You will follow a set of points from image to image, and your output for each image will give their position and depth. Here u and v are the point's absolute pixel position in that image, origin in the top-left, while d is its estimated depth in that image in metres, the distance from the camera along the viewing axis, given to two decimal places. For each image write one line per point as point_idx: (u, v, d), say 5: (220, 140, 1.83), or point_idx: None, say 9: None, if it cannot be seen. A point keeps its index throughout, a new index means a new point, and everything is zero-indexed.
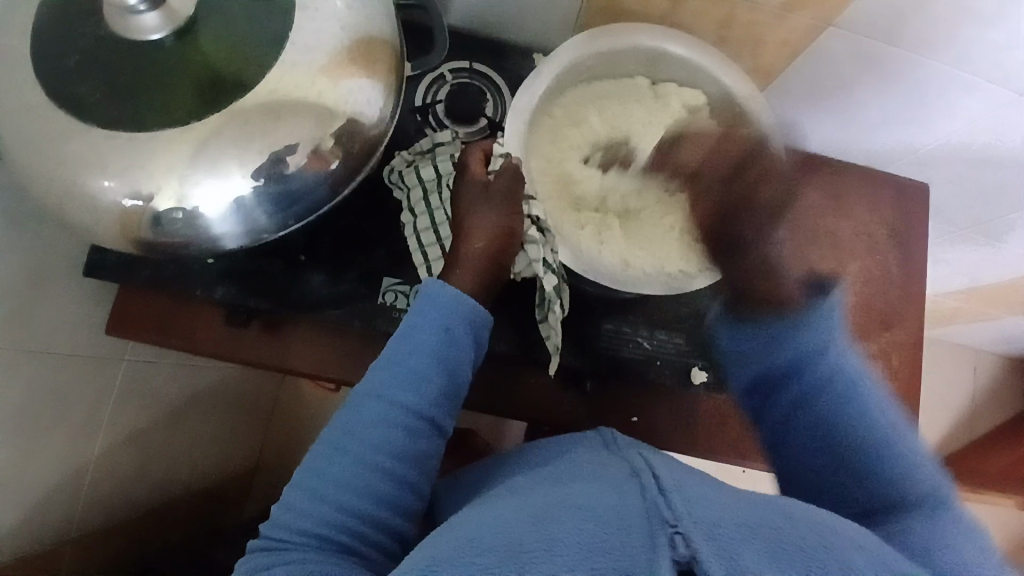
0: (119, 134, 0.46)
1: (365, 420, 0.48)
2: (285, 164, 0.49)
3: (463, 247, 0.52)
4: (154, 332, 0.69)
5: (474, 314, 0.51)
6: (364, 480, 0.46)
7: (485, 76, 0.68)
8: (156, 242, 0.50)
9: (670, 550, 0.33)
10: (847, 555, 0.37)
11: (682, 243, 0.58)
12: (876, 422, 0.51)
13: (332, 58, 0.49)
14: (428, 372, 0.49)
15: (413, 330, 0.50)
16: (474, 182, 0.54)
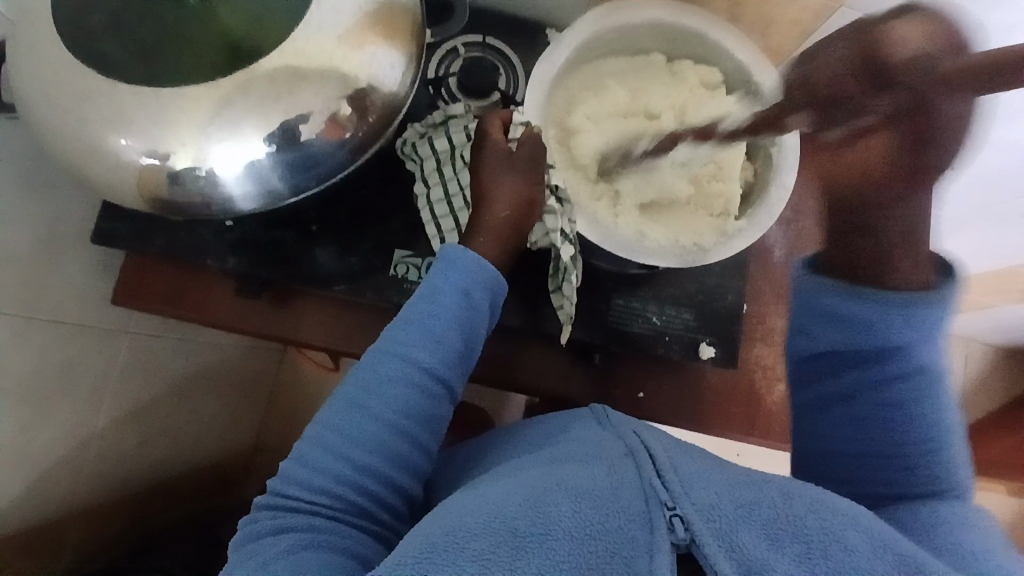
0: (141, 92, 0.45)
1: (381, 381, 0.47)
2: (300, 133, 0.49)
3: (485, 214, 0.53)
4: (161, 302, 0.69)
5: (493, 281, 0.51)
6: (379, 436, 0.46)
7: (500, 51, 0.69)
8: (170, 203, 0.50)
9: (669, 534, 0.37)
10: (848, 538, 0.38)
11: (696, 217, 0.58)
12: (922, 419, 0.52)
13: (355, 22, 0.49)
14: (448, 334, 0.49)
15: (435, 292, 0.50)
16: (497, 150, 0.53)
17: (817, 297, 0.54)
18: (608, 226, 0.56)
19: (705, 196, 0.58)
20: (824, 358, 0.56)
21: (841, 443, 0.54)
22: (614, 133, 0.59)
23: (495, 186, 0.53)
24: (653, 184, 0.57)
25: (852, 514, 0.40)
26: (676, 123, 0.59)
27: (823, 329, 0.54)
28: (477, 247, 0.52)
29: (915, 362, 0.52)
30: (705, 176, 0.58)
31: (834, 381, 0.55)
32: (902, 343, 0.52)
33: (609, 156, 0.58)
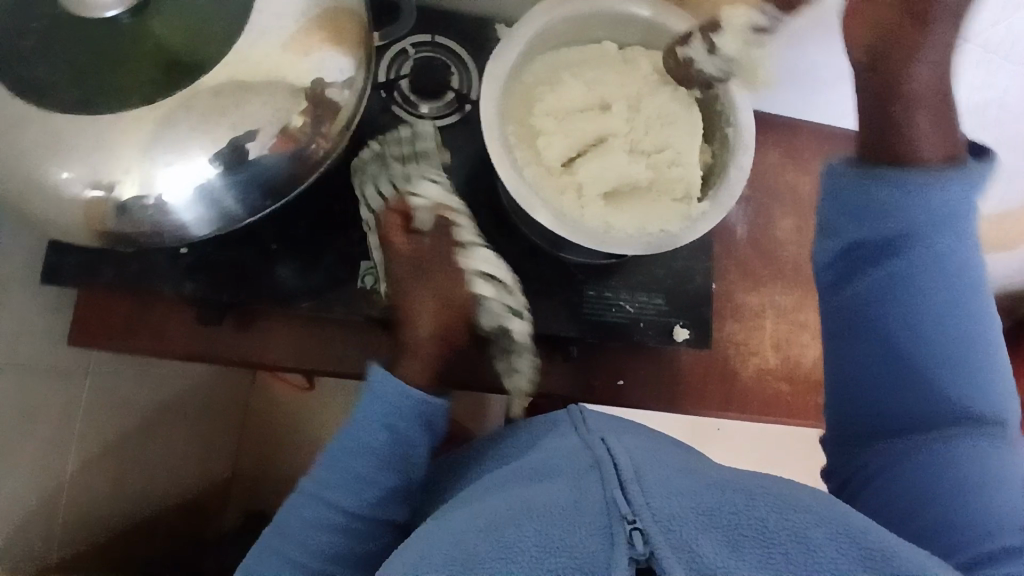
0: (78, 118, 0.43)
1: (308, 519, 0.53)
2: (247, 150, 0.47)
3: (409, 332, 0.57)
4: (121, 337, 0.66)
5: (420, 408, 0.54)
6: (307, 556, 0.53)
7: (450, 50, 0.68)
8: (120, 235, 0.48)
9: (628, 548, 0.40)
10: (808, 530, 0.41)
11: (664, 204, 0.58)
12: (950, 332, 0.50)
13: (299, 28, 0.47)
14: (369, 472, 0.53)
15: (356, 432, 0.53)
16: (400, 258, 0.57)
17: (842, 188, 0.53)
18: (575, 220, 0.56)
19: (669, 181, 0.58)
20: (853, 254, 0.54)
21: (863, 357, 0.53)
22: (574, 126, 0.58)
23: (411, 303, 0.57)
24: (615, 174, 0.57)
25: (810, 507, 0.43)
26: (633, 110, 0.59)
27: (846, 227, 0.53)
28: (405, 369, 0.56)
29: (943, 251, 0.50)
30: (665, 162, 0.58)
31: (858, 282, 0.54)
32: (926, 228, 0.50)
33: (571, 149, 0.58)
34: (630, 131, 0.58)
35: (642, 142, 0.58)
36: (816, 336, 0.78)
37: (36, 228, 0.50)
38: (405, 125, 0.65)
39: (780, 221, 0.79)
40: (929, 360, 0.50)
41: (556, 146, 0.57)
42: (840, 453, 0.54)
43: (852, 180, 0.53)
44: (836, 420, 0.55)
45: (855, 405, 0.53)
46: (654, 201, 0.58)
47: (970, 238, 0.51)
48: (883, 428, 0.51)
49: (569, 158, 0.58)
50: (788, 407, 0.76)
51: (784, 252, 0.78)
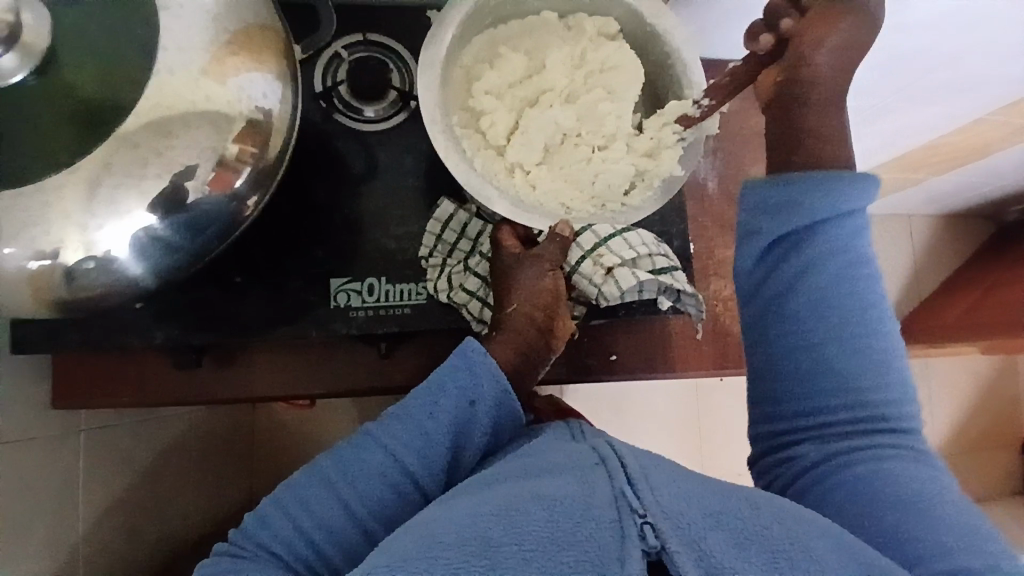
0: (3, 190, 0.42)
1: (364, 465, 0.50)
2: (187, 192, 0.45)
3: (506, 313, 0.57)
4: (105, 397, 0.65)
5: (500, 395, 0.53)
6: (348, 505, 0.50)
7: (385, 47, 0.65)
8: (73, 301, 0.46)
9: (640, 542, 0.39)
10: (816, 549, 0.41)
11: (610, 160, 0.55)
12: (857, 330, 0.52)
13: (212, 57, 0.45)
14: (440, 442, 0.51)
15: (439, 394, 0.52)
16: (511, 252, 0.58)
17: (760, 193, 0.54)
18: (533, 205, 0.54)
19: (604, 133, 0.56)
20: (774, 255, 0.54)
21: (786, 353, 0.54)
22: (514, 98, 0.56)
23: (516, 288, 0.57)
24: (548, 133, 0.55)
25: (811, 521, 0.44)
26: (575, 67, 0.57)
27: (767, 229, 0.54)
28: (495, 353, 0.56)
29: (858, 259, 0.53)
30: (596, 101, 0.56)
31: (780, 279, 0.54)
32: (828, 226, 0.53)
33: (511, 120, 0.55)
34: (568, 85, 0.56)
35: (580, 95, 0.56)
36: None
37: None
38: (431, 218, 0.64)
39: (751, 167, 0.77)
40: (843, 367, 0.52)
41: (500, 124, 0.55)
42: (769, 476, 0.56)
43: (771, 191, 0.53)
44: (759, 427, 0.57)
45: (783, 414, 0.54)
46: (585, 160, 0.55)
47: (869, 248, 0.55)
48: (809, 434, 0.53)
49: (511, 128, 0.55)
50: None
51: None
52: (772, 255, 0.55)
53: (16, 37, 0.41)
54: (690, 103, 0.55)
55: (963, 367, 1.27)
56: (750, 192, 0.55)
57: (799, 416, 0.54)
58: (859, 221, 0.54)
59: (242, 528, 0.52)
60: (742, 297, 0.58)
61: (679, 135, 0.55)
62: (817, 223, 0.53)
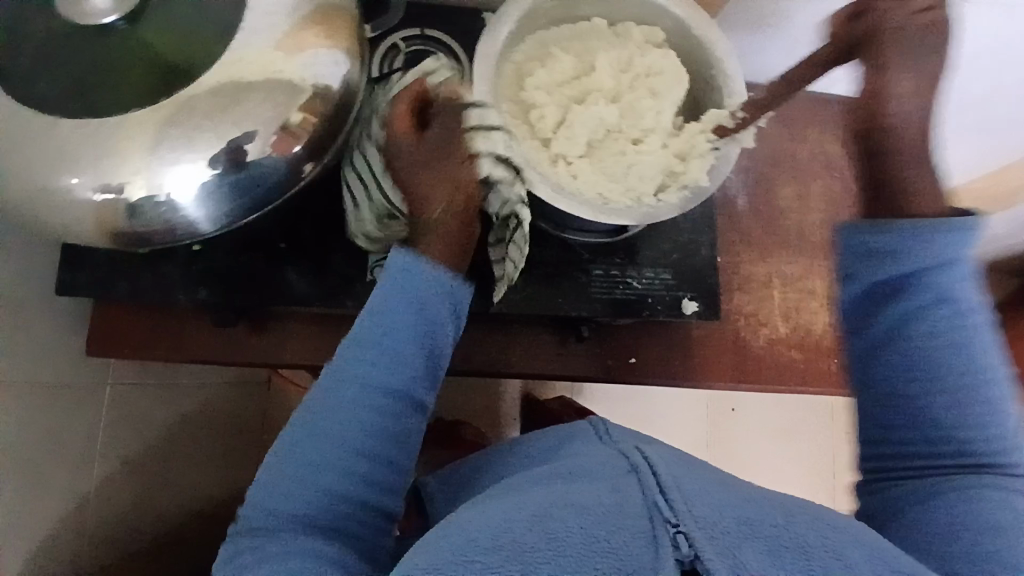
0: (88, 122, 0.44)
1: (335, 410, 0.47)
2: (246, 152, 0.47)
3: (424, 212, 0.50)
4: (138, 349, 0.67)
5: (450, 285, 0.50)
6: (337, 452, 0.46)
7: (441, 42, 0.68)
8: (131, 238, 0.49)
9: (673, 550, 0.40)
10: (853, 554, 0.41)
11: (646, 154, 0.57)
12: (969, 372, 0.45)
13: (291, 26, 0.48)
14: (406, 352, 0.48)
15: (380, 311, 0.49)
16: (406, 138, 0.49)
17: (859, 235, 0.45)
18: (573, 192, 0.56)
19: (642, 128, 0.57)
20: (877, 293, 0.46)
21: (888, 388, 0.46)
22: (562, 95, 0.59)
23: (422, 181, 0.50)
24: (592, 129, 0.57)
25: (850, 528, 0.43)
26: (621, 70, 0.59)
27: (866, 273, 0.46)
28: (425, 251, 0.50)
29: (962, 305, 0.45)
30: (639, 101, 0.58)
31: (881, 322, 0.46)
32: (932, 267, 0.44)
33: (558, 113, 0.58)
34: (615, 86, 0.58)
35: (626, 97, 0.58)
36: (824, 303, 0.78)
37: (48, 238, 0.51)
38: None
39: (781, 189, 0.79)
40: (952, 415, 0.44)
41: (548, 117, 0.58)
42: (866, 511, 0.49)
43: (864, 236, 0.45)
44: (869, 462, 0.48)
45: (883, 455, 0.47)
46: (621, 153, 0.57)
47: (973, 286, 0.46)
48: (913, 473, 0.46)
49: (557, 121, 0.58)
50: (803, 374, 0.76)
51: (786, 221, 0.79)
52: (871, 296, 0.46)
53: None
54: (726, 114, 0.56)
55: None
56: (850, 236, 0.46)
57: (903, 454, 0.46)
58: (964, 258, 0.45)
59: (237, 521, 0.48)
60: (843, 334, 0.49)
61: (712, 144, 0.57)
62: (923, 268, 0.44)
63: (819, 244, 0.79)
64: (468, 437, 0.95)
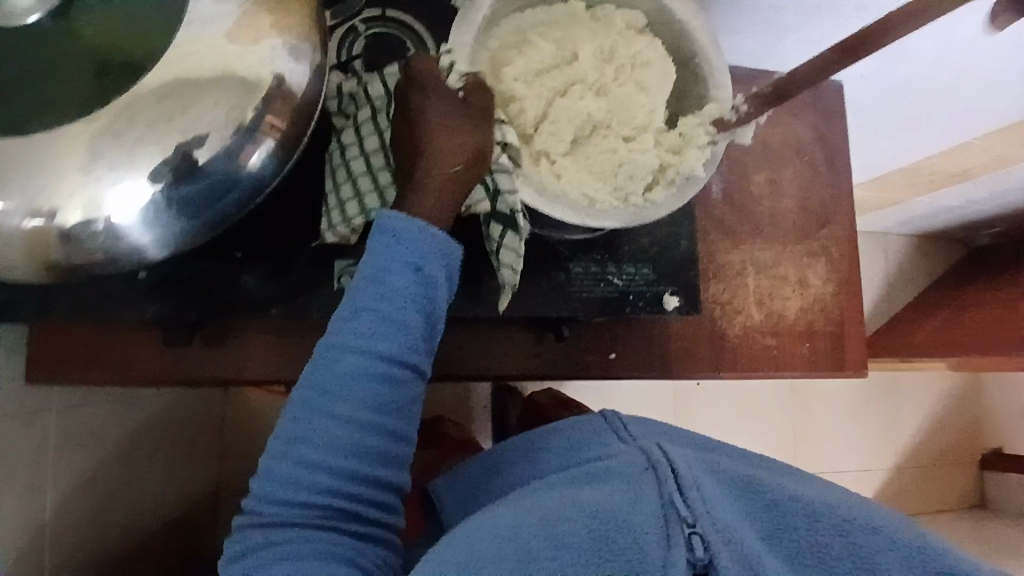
0: (14, 139, 0.39)
1: (340, 376, 0.47)
2: (195, 159, 0.42)
3: (427, 170, 0.49)
4: (84, 370, 0.63)
5: (445, 248, 0.50)
6: (346, 419, 0.47)
7: (405, 23, 0.62)
8: (70, 267, 0.43)
9: (687, 552, 0.42)
10: (873, 556, 0.43)
11: (637, 151, 0.54)
12: None
13: (245, 15, 0.42)
14: (408, 318, 0.48)
15: (382, 275, 0.48)
16: (442, 100, 0.49)
17: None
18: (557, 193, 0.53)
19: (634, 124, 0.55)
20: None
21: None
22: (543, 87, 0.55)
23: (432, 139, 0.49)
24: (577, 124, 0.54)
25: (875, 527, 0.45)
26: (604, 61, 0.56)
27: None
28: (417, 204, 0.49)
29: None
30: (628, 95, 0.55)
31: None
32: None
33: (539, 106, 0.55)
34: (599, 79, 0.55)
35: (611, 89, 0.55)
36: (797, 288, 0.79)
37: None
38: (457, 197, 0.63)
39: (753, 175, 0.79)
40: None
41: (529, 111, 0.54)
42: None
43: None
44: None
45: None
46: (612, 150, 0.54)
47: None
48: None
49: (538, 114, 0.55)
50: (778, 360, 0.77)
51: (759, 207, 0.79)
52: None
53: None
54: (728, 109, 0.55)
55: (927, 384, 1.32)
56: None
57: None
58: None
59: (254, 491, 0.49)
60: None
61: (710, 137, 0.55)
62: None
63: (790, 230, 0.79)
64: (443, 434, 0.93)
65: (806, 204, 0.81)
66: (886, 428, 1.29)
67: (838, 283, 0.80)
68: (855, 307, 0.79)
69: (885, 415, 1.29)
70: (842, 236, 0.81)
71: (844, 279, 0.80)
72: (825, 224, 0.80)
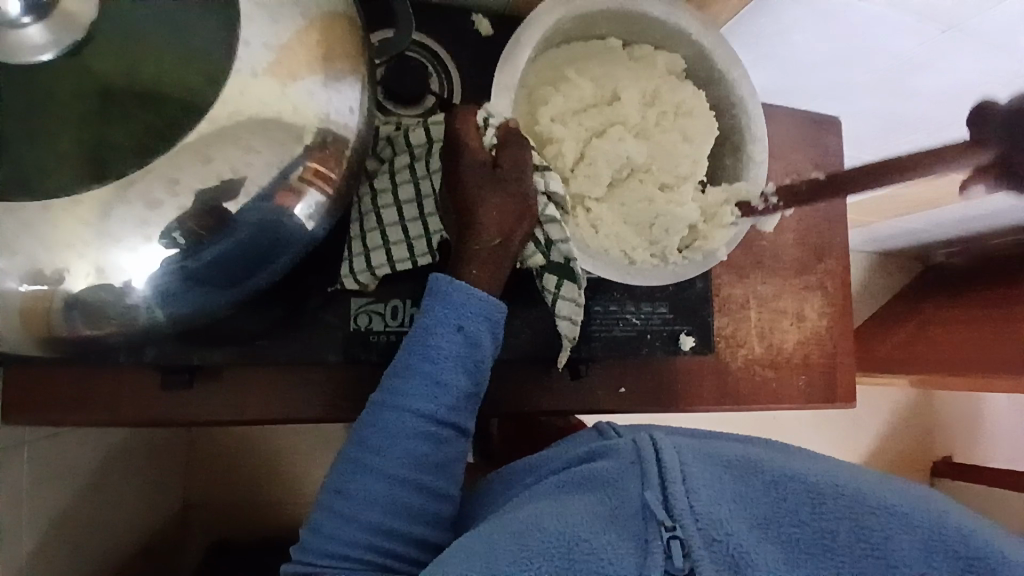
0: (28, 204, 0.35)
1: (383, 434, 0.45)
2: (225, 210, 0.38)
3: (475, 240, 0.48)
4: (72, 416, 0.58)
5: (489, 309, 0.48)
6: (387, 476, 0.44)
7: (424, 47, 0.58)
8: (73, 334, 0.40)
9: (665, 561, 0.38)
10: (891, 545, 0.38)
11: (675, 201, 0.53)
12: None
13: (286, 56, 0.39)
14: (450, 375, 0.46)
15: (426, 333, 0.46)
16: (477, 162, 0.48)
17: None
18: (597, 249, 0.53)
19: (676, 172, 0.54)
20: None
21: None
22: (580, 127, 0.53)
23: (478, 208, 0.47)
24: (615, 167, 0.52)
25: (892, 508, 0.40)
26: (646, 104, 0.55)
27: None
28: (472, 277, 0.48)
29: None
30: (671, 143, 0.54)
31: None
32: None
33: (575, 147, 0.52)
34: (640, 122, 0.54)
35: (652, 134, 0.54)
36: (796, 321, 0.80)
37: None
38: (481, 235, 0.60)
39: None
40: None
41: (567, 154, 0.52)
42: None
43: None
44: None
45: None
46: (649, 199, 0.53)
47: None
48: None
49: (576, 155, 0.52)
50: (776, 392, 0.78)
51: (761, 241, 0.80)
52: None
53: (52, 6, 0.35)
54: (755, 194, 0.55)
55: (886, 396, 1.39)
56: None
57: None
58: None
59: (297, 547, 0.46)
60: None
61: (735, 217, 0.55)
62: None
63: (790, 264, 0.80)
64: None
65: (806, 238, 0.82)
66: (846, 439, 1.35)
67: (834, 315, 0.82)
68: (848, 343, 0.81)
69: (848, 425, 1.36)
70: (839, 270, 0.82)
71: (840, 311, 0.82)
72: (823, 259, 0.81)
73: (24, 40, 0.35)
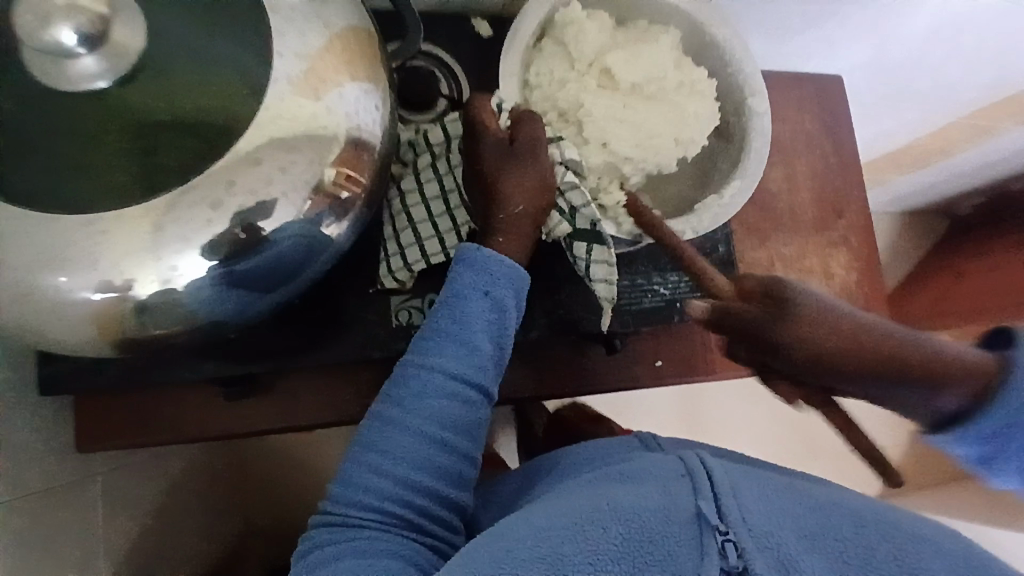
0: (93, 220, 0.39)
1: (416, 393, 0.47)
2: (261, 227, 0.42)
3: (502, 214, 0.51)
4: (139, 437, 0.62)
5: (513, 279, 0.50)
6: (421, 432, 0.46)
7: (430, 54, 0.61)
8: (143, 335, 0.43)
9: (720, 560, 0.38)
10: (926, 564, 0.38)
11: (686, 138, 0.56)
12: None
13: (313, 65, 0.42)
14: (478, 341, 0.48)
15: (456, 298, 0.48)
16: (496, 141, 0.51)
17: None
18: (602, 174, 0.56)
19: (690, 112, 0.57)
20: None
21: None
22: (604, 31, 0.56)
23: (501, 187, 0.50)
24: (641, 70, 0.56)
25: (925, 538, 0.41)
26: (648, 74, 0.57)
27: None
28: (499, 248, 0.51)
29: None
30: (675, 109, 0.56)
31: None
32: None
33: (594, 46, 0.55)
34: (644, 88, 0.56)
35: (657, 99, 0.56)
36: (823, 280, 0.80)
37: (43, 342, 0.44)
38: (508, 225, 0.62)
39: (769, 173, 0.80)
40: None
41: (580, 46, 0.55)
42: None
43: None
44: None
45: None
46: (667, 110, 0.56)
47: None
48: None
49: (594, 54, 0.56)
50: None
51: (779, 204, 0.80)
52: None
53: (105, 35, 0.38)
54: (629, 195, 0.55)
55: None
56: None
57: None
58: None
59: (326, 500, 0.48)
60: None
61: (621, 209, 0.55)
62: None
63: (810, 224, 0.80)
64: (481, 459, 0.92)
65: (822, 194, 0.82)
66: None
67: (861, 270, 0.81)
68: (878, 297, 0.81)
69: None
70: (861, 225, 0.82)
71: (866, 265, 0.82)
72: (842, 215, 0.81)
73: (78, 69, 0.39)
